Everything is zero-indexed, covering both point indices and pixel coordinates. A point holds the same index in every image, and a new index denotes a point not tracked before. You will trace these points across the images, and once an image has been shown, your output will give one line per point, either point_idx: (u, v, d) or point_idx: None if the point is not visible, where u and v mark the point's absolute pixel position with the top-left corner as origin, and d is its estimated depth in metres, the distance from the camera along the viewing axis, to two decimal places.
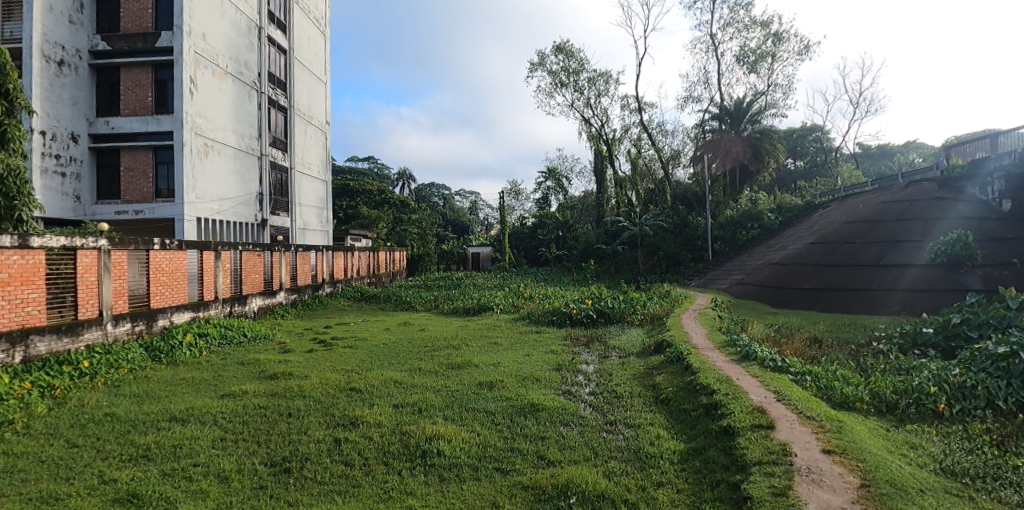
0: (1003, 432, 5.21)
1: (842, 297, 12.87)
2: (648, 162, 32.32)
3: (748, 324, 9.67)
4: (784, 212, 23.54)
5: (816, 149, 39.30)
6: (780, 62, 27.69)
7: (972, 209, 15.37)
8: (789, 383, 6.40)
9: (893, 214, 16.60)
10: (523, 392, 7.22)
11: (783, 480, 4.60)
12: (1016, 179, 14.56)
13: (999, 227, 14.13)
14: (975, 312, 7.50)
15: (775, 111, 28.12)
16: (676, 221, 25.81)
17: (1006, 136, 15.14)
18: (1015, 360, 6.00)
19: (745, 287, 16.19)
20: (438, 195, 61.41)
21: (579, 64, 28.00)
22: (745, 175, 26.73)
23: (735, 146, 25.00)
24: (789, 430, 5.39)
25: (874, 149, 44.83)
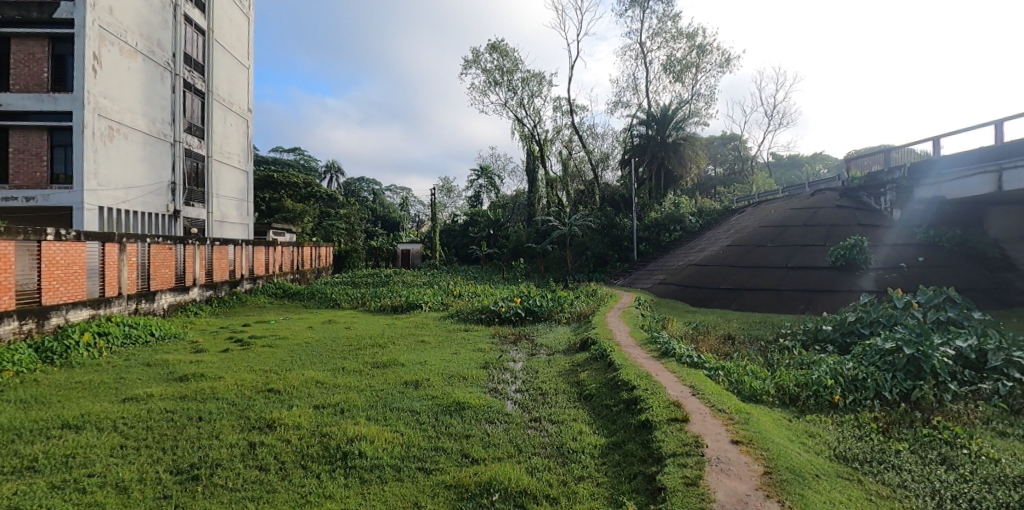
0: (888, 419, 5.69)
1: (754, 296, 13.69)
2: (579, 164, 33.00)
3: (670, 321, 10.05)
4: (703, 215, 24.86)
5: (734, 157, 42.00)
6: (703, 73, 29.17)
7: (868, 219, 16.90)
8: (704, 378, 6.67)
9: (801, 220, 17.80)
10: (450, 390, 7.10)
11: (694, 470, 4.87)
12: (904, 192, 16.25)
13: (889, 233, 15.80)
14: (867, 311, 8.15)
15: (699, 119, 29.55)
16: (604, 222, 26.57)
17: (898, 151, 16.43)
18: (900, 355, 6.55)
19: (668, 287, 16.83)
20: (368, 191, 59.89)
21: (513, 64, 28.20)
22: (669, 179, 27.66)
23: (661, 152, 26.39)
24: (703, 423, 5.63)
25: (786, 159, 48.04)
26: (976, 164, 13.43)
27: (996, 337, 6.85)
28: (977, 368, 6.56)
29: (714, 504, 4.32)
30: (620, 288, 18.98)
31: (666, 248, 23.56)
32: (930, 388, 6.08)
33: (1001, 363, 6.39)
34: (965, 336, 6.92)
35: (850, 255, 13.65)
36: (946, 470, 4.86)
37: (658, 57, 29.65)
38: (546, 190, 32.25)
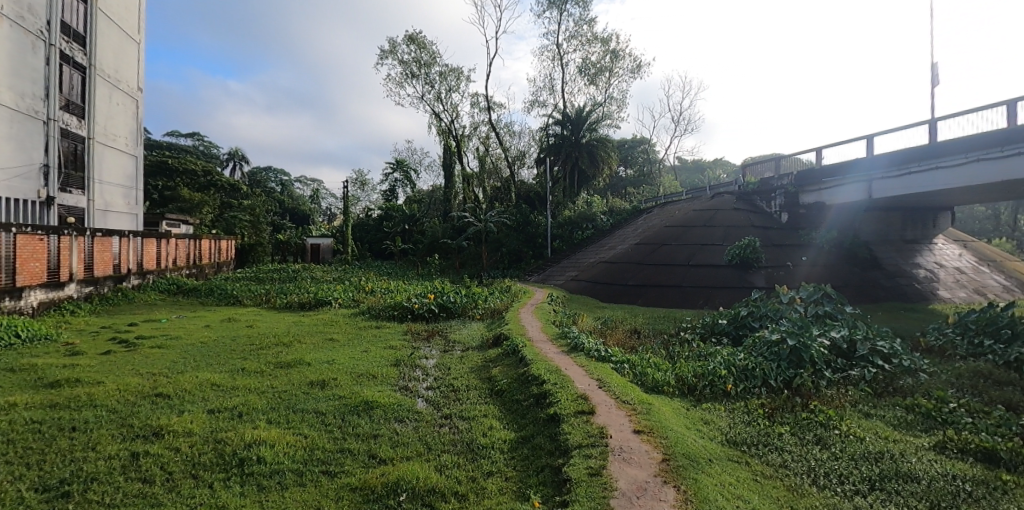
0: (773, 405, 6.15)
1: (659, 292, 14.36)
2: (496, 161, 33.17)
3: (580, 317, 10.32)
4: (614, 214, 25.91)
5: (643, 160, 43.79)
6: (616, 77, 30.40)
7: (761, 221, 18.13)
8: (610, 371, 6.89)
9: (702, 221, 18.36)
10: (358, 389, 6.86)
11: (598, 460, 5.02)
12: (791, 196, 17.97)
13: (779, 234, 17.21)
14: (758, 306, 8.79)
15: (611, 122, 30.77)
16: (519, 220, 26.91)
17: (788, 159, 18.67)
18: (785, 345, 7.12)
19: (580, 283, 17.26)
20: (276, 181, 56.91)
21: (431, 57, 27.89)
22: (582, 179, 28.80)
23: (575, 152, 27.19)
24: (608, 414, 5.81)
25: (689, 164, 51.34)
26: (850, 175, 15.63)
27: (863, 329, 7.66)
28: (848, 356, 7.29)
29: (616, 492, 4.47)
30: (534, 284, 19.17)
31: (578, 246, 24.22)
32: (808, 375, 6.68)
33: (867, 352, 7.15)
34: (839, 328, 7.66)
35: (745, 255, 14.71)
36: (820, 449, 5.36)
37: (574, 60, 30.52)
38: (463, 186, 32.16)
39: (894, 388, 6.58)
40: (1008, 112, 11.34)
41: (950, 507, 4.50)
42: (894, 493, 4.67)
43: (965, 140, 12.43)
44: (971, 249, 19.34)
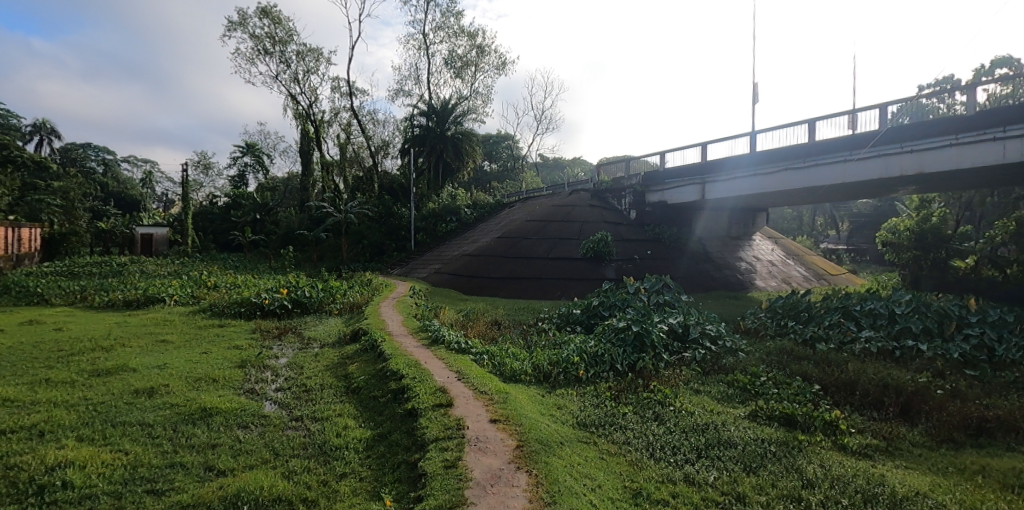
0: (619, 387, 6.66)
1: (520, 285, 14.77)
2: (358, 149, 31.94)
3: (442, 310, 10.33)
4: (478, 207, 26.04)
5: (506, 155, 44.65)
6: (482, 72, 30.96)
7: (614, 217, 19.48)
8: (470, 363, 6.97)
9: (560, 217, 18.97)
10: (194, 395, 6.23)
11: (454, 452, 5.05)
12: (639, 195, 19.64)
13: (628, 230, 18.73)
14: (608, 296, 9.42)
15: (477, 116, 31.29)
16: (382, 211, 25.69)
17: (637, 161, 20.39)
18: (630, 331, 7.76)
19: (443, 276, 16.26)
20: (94, 160, 49.00)
21: (287, 34, 26.08)
22: (447, 172, 28.65)
23: (439, 144, 27.30)
24: (466, 405, 5.87)
25: (551, 162, 54.36)
26: (687, 177, 17.73)
27: (696, 315, 8.60)
28: (682, 339, 8.13)
29: (470, 482, 4.52)
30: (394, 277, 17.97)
31: (441, 239, 24.01)
32: (649, 358, 7.36)
33: (697, 335, 8.06)
34: (676, 315, 8.52)
35: (598, 249, 15.79)
36: (658, 425, 5.91)
37: (440, 51, 30.48)
38: (322, 174, 30.52)
39: (719, 366, 7.47)
40: (810, 129, 13.39)
41: (759, 467, 5.24)
42: (716, 459, 5.32)
43: (777, 152, 14.92)
44: (781, 245, 22.70)
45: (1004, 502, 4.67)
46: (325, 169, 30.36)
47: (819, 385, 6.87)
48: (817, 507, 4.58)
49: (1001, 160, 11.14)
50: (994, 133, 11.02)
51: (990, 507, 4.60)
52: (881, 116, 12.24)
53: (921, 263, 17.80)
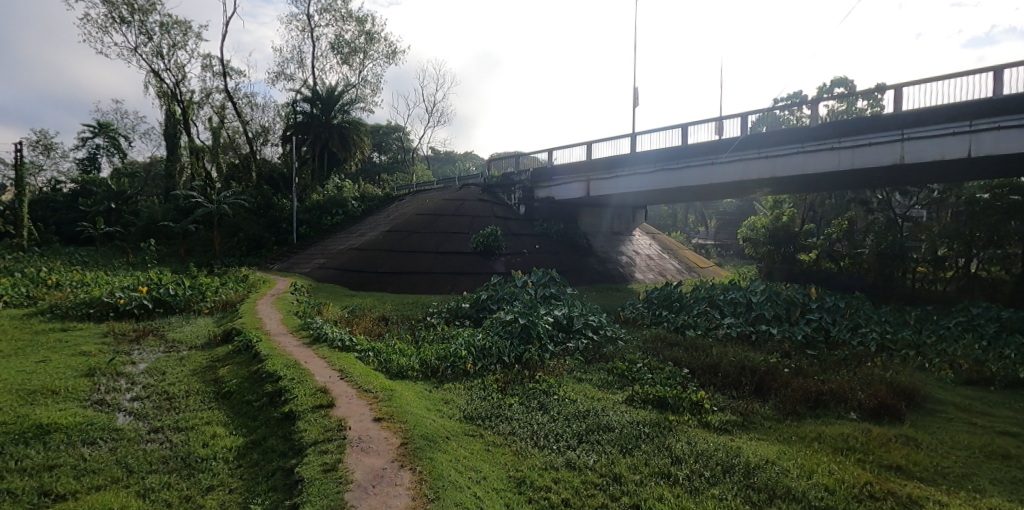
0: (506, 379, 6.81)
1: (409, 279, 14.50)
2: (233, 135, 29.55)
3: (326, 307, 9.95)
4: (365, 201, 25.60)
5: (397, 147, 43.53)
6: (370, 60, 30.12)
7: (504, 212, 19.80)
8: (354, 361, 6.81)
9: (451, 210, 18.70)
10: (27, 411, 5.48)
11: (334, 454, 4.87)
12: (528, 191, 20.13)
13: (517, 224, 19.14)
14: (496, 289, 9.62)
15: (365, 105, 30.44)
16: (260, 203, 23.52)
17: (526, 158, 20.92)
18: (516, 323, 7.98)
19: (328, 272, 15.42)
20: None
21: (147, 2, 23.41)
22: (333, 161, 27.73)
23: (324, 133, 26.09)
24: (348, 405, 5.71)
25: (443, 155, 54.61)
26: (576, 174, 18.51)
27: (580, 307, 9.05)
28: (567, 329, 8.52)
29: (350, 485, 4.38)
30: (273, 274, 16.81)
31: (326, 233, 22.93)
32: (535, 350, 7.62)
33: (581, 325, 8.49)
34: (561, 307, 8.91)
35: (488, 242, 16.10)
36: (542, 413, 6.12)
37: (325, 35, 29.14)
38: (190, 160, 27.96)
39: (601, 354, 7.90)
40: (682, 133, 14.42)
41: (633, 448, 5.61)
42: (595, 443, 5.63)
43: (660, 152, 16.02)
44: (657, 240, 24.46)
45: (834, 464, 5.42)
46: (194, 155, 27.34)
47: (688, 369, 7.49)
48: (682, 483, 5.00)
49: (835, 167, 12.91)
50: (833, 143, 12.68)
51: (823, 469, 5.32)
52: (743, 125, 13.59)
53: (774, 257, 20.21)
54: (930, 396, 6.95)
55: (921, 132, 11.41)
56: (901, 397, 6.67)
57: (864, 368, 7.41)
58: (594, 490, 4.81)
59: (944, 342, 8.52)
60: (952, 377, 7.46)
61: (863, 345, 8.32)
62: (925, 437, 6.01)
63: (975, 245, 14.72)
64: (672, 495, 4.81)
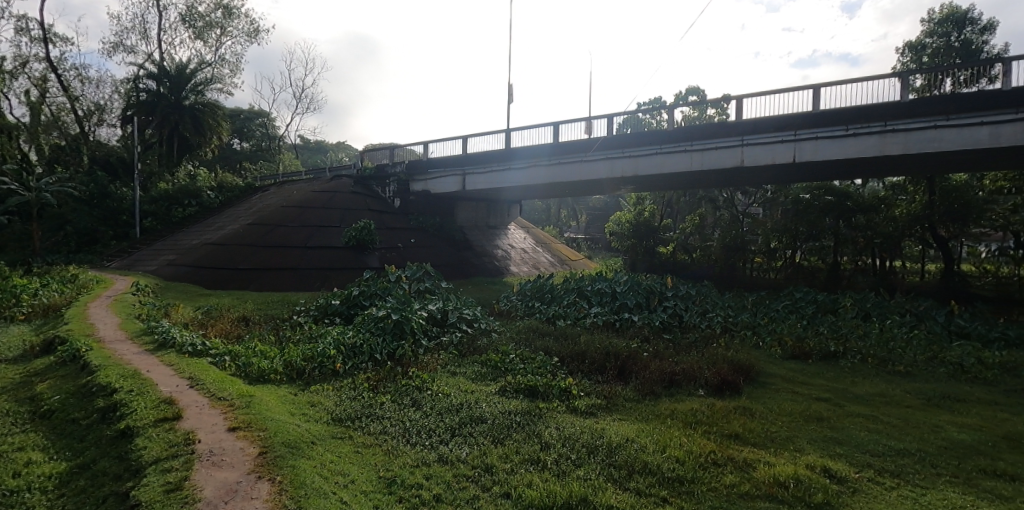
0: (378, 377, 6.70)
1: (274, 276, 13.66)
2: (58, 112, 26.22)
3: (175, 307, 9.14)
4: (224, 191, 23.45)
5: (261, 134, 40.64)
6: (229, 37, 27.98)
7: (377, 205, 19.32)
8: (207, 367, 6.37)
9: (319, 203, 17.74)
10: None
11: (180, 471, 4.42)
12: (403, 185, 20.03)
13: (392, 218, 18.83)
14: (368, 285, 9.40)
15: (223, 86, 28.27)
16: (94, 191, 21.00)
17: (401, 150, 20.82)
18: (389, 319, 7.96)
19: (178, 270, 13.94)
20: None
21: None
22: (184, 147, 25.63)
23: (174, 114, 23.96)
24: (198, 416, 5.27)
25: (313, 144, 53.36)
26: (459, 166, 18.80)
27: (455, 301, 9.36)
28: (441, 323, 8.71)
29: (197, 504, 3.98)
30: (109, 273, 14.82)
31: (177, 226, 20.73)
32: (409, 345, 7.65)
33: (455, 319, 8.76)
34: (436, 301, 9.09)
35: (361, 238, 15.59)
36: (415, 410, 6.08)
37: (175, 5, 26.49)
38: None
39: (474, 347, 8.12)
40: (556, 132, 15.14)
41: (505, 437, 5.72)
42: (468, 436, 5.66)
43: (540, 148, 16.80)
44: (532, 233, 25.40)
45: (684, 437, 5.97)
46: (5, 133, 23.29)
47: (558, 358, 7.88)
48: (551, 466, 5.18)
49: (689, 167, 14.56)
50: (687, 145, 14.21)
51: (676, 443, 5.83)
52: (611, 126, 14.46)
53: (637, 249, 22.32)
54: (762, 370, 7.96)
55: (757, 138, 13.31)
56: (739, 373, 7.53)
57: (710, 349, 8.29)
58: (465, 482, 4.81)
59: (773, 322, 9.85)
60: (780, 353, 8.64)
61: (709, 328, 9.39)
62: (758, 406, 6.84)
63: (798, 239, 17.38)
64: (541, 479, 4.94)
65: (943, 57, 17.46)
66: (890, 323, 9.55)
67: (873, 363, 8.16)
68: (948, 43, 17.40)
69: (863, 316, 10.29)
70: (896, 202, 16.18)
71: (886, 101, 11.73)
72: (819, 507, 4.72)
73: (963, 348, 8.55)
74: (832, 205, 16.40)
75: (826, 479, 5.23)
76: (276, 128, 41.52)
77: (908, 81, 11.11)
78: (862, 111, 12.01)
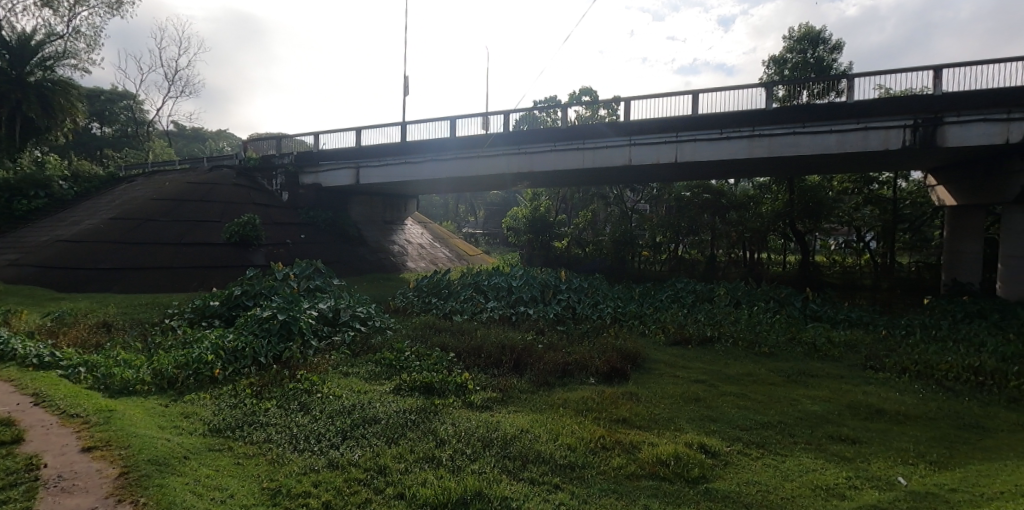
0: (262, 381, 6.37)
1: (142, 275, 12.49)
2: None
3: (15, 315, 8.06)
4: (81, 182, 21.01)
5: (127, 118, 36.86)
6: (85, 7, 24.94)
7: (263, 198, 18.27)
8: (56, 381, 5.79)
9: (196, 196, 16.45)
10: None
11: (19, 502, 3.91)
12: (291, 176, 19.10)
13: (279, 212, 17.93)
14: (252, 285, 8.95)
15: (77, 62, 25.16)
16: None
17: (290, 141, 19.84)
18: (274, 320, 7.62)
19: (23, 270, 12.11)
20: None
21: None
22: (28, 130, 22.11)
23: (15, 91, 21.09)
24: (44, 438, 4.74)
25: (189, 132, 49.39)
26: (354, 158, 18.29)
27: (347, 299, 9.20)
28: (333, 322, 8.55)
29: None
30: None
31: (22, 219, 18.10)
32: (297, 347, 7.38)
33: (347, 317, 8.63)
34: (327, 300, 8.93)
35: (245, 233, 14.83)
36: (303, 414, 5.82)
37: None
38: None
39: (368, 346, 8.00)
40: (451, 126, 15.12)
41: (400, 437, 5.61)
42: (360, 438, 5.48)
43: (439, 142, 16.78)
44: (428, 229, 25.59)
45: (576, 424, 6.22)
46: None
47: (454, 353, 7.95)
48: (446, 462, 5.15)
49: (579, 165, 15.35)
50: (579, 144, 15.01)
51: (568, 431, 6.06)
52: (507, 123, 14.73)
53: (533, 243, 22.56)
54: (648, 357, 8.53)
55: (643, 139, 14.43)
56: (627, 361, 8.02)
57: (601, 339, 8.75)
58: (357, 486, 4.63)
59: (657, 311, 10.58)
60: (664, 339, 9.31)
61: (600, 319, 9.92)
62: (644, 391, 7.30)
63: (681, 233, 19.65)
64: (436, 476, 4.86)
65: (801, 71, 19.39)
66: (756, 309, 10.61)
67: (743, 346, 9.01)
68: (804, 59, 19.34)
69: (735, 303, 11.35)
70: (763, 199, 18.57)
71: (755, 108, 13.36)
72: (696, 480, 5.13)
73: (815, 330, 9.73)
74: (709, 202, 18.62)
75: (703, 455, 5.69)
76: (144, 111, 37.60)
77: (771, 91, 12.33)
78: (734, 117, 13.46)
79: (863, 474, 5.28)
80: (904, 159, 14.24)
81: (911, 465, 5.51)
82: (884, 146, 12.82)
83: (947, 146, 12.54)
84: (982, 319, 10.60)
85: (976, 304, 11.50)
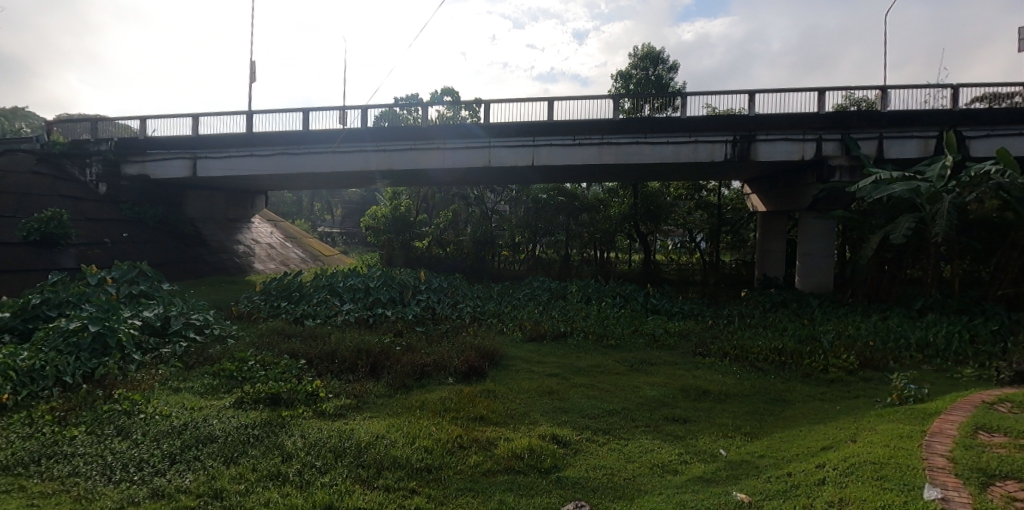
0: (65, 406, 5.62)
1: None
2: None
3: None
4: None
5: None
6: None
7: (72, 190, 15.80)
8: None
9: None
10: None
11: None
12: (110, 165, 16.78)
13: (95, 207, 15.69)
14: (54, 292, 7.79)
15: None
16: None
17: (110, 125, 17.37)
18: (83, 334, 6.73)
19: None
20: None
21: None
22: None
23: None
24: None
25: None
26: (193, 147, 16.58)
27: (178, 306, 8.51)
28: (161, 332, 7.81)
29: None
30: None
31: None
32: (114, 362, 6.64)
33: (179, 326, 7.95)
34: (154, 307, 8.14)
35: (47, 230, 12.82)
36: (121, 440, 5.19)
37: None
38: None
39: (204, 357, 7.43)
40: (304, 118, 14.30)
41: (240, 455, 5.22)
42: (193, 461, 5.00)
43: (293, 134, 15.81)
44: (279, 227, 24.30)
45: (434, 426, 6.27)
46: None
47: (304, 360, 7.62)
48: (293, 478, 4.90)
49: (439, 165, 15.42)
50: (440, 144, 15.08)
51: (426, 433, 6.10)
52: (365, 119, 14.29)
53: (393, 244, 22.29)
54: (506, 354, 8.90)
55: (502, 142, 14.90)
56: (486, 359, 8.30)
57: (460, 339, 8.94)
58: None
59: (515, 309, 11.04)
60: (521, 336, 9.76)
61: (459, 318, 10.15)
62: (500, 388, 7.60)
63: (537, 234, 20.63)
64: (281, 495, 4.60)
65: (643, 87, 21.19)
66: (604, 305, 11.56)
67: (592, 339, 9.76)
68: (646, 76, 21.22)
69: (586, 299, 12.24)
70: (612, 202, 20.38)
71: (605, 118, 14.46)
72: (547, 470, 5.46)
73: (654, 322, 10.85)
74: (564, 204, 19.91)
75: (555, 445, 6.06)
76: None
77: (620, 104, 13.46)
78: (586, 125, 14.48)
79: (690, 450, 6.01)
80: (724, 171, 16.35)
81: (728, 438, 6.38)
82: (710, 157, 14.53)
83: (759, 159, 14.60)
84: (784, 307, 12.61)
85: (781, 295, 13.61)
